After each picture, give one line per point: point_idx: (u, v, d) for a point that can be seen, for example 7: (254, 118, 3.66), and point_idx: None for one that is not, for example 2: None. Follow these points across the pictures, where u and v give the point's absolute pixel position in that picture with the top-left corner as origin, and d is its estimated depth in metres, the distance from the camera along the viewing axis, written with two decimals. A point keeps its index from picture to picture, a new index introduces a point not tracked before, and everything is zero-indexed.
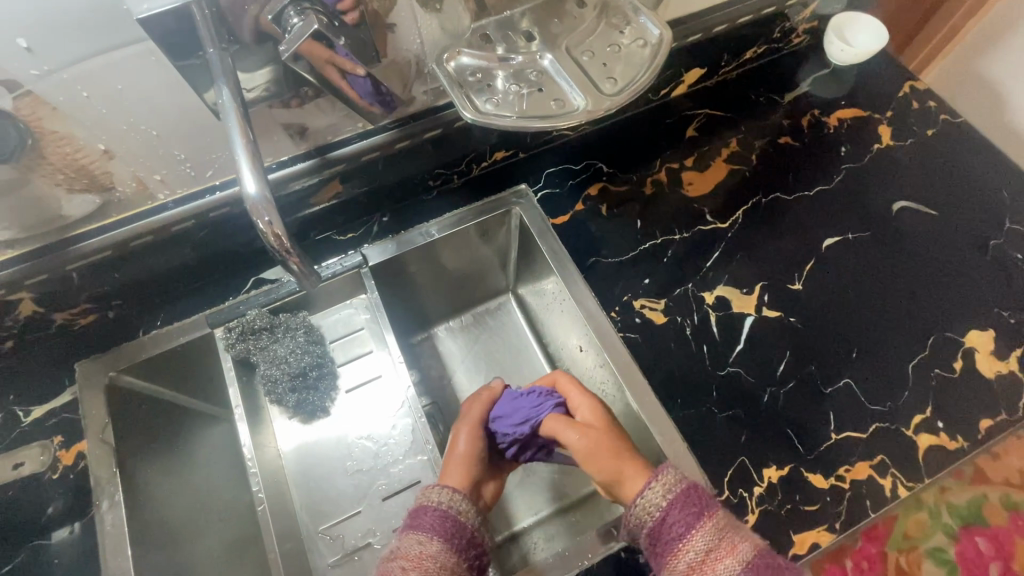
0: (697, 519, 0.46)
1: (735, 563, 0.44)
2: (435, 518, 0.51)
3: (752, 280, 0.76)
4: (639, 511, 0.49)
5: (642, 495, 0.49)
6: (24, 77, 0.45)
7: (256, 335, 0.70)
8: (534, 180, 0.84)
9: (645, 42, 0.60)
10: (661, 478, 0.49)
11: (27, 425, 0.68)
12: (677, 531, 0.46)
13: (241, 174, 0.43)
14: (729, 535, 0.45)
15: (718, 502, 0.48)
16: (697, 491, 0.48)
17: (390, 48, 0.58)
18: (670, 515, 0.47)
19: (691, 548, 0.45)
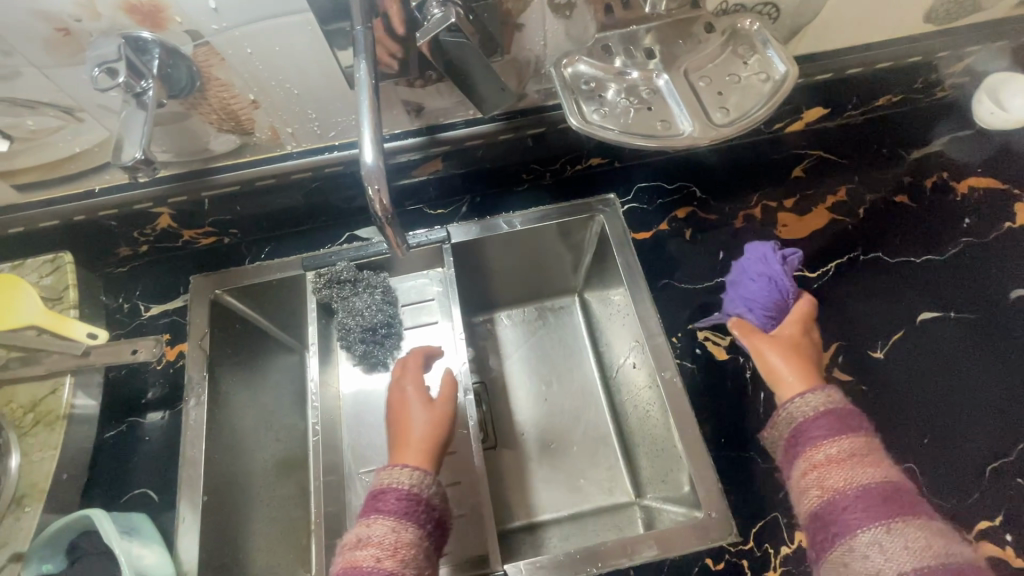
0: (850, 432, 0.50)
1: (874, 474, 0.48)
2: (396, 499, 0.55)
3: (828, 338, 0.73)
4: (796, 407, 0.53)
5: (800, 397, 0.54)
6: (206, 30, 0.52)
7: (341, 285, 0.77)
8: (623, 192, 0.85)
9: (768, 77, 0.59)
10: (824, 390, 0.53)
11: (146, 319, 0.79)
12: (824, 433, 0.50)
13: (362, 143, 0.48)
14: (877, 454, 0.49)
15: (871, 428, 0.52)
16: (860, 413, 0.52)
17: (515, 46, 0.61)
18: (820, 419, 0.51)
19: (835, 446, 0.49)
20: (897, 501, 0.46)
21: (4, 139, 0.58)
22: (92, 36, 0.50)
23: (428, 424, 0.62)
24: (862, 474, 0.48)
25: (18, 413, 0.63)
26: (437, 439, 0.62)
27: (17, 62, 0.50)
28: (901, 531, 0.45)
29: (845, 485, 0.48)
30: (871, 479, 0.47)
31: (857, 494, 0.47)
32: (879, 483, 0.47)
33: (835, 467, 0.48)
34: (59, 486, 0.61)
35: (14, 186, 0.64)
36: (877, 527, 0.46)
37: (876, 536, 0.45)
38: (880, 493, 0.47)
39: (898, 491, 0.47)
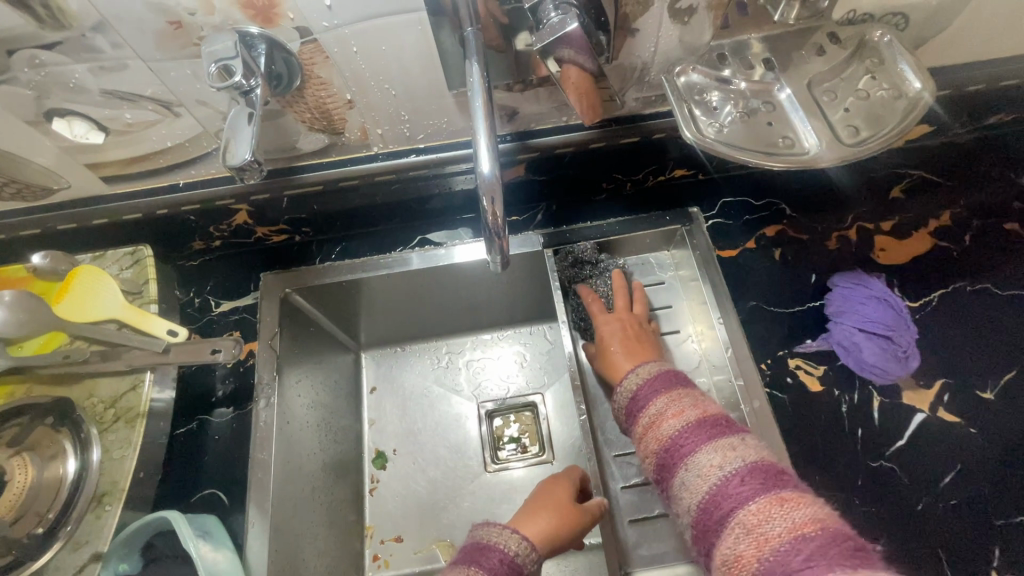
0: (659, 392, 0.56)
1: (679, 421, 0.52)
2: (499, 561, 0.53)
3: (932, 374, 0.68)
4: (622, 394, 0.59)
5: (624, 382, 0.60)
6: (316, 27, 0.50)
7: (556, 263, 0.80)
8: (707, 205, 0.81)
9: (900, 94, 0.55)
10: (640, 369, 0.60)
11: (216, 315, 0.78)
12: (642, 402, 0.56)
13: (479, 152, 0.46)
14: (690, 402, 0.54)
15: (688, 386, 0.57)
16: (671, 375, 0.57)
17: (624, 52, 0.58)
18: (641, 392, 0.57)
19: (649, 411, 0.54)
20: (701, 432, 0.50)
21: (100, 130, 0.57)
22: (203, 30, 0.48)
23: (550, 520, 0.60)
24: (670, 424, 0.52)
25: (98, 407, 0.62)
26: (556, 545, 0.59)
27: (125, 54, 0.49)
28: (702, 461, 0.48)
29: (660, 439, 0.52)
30: (676, 425, 0.52)
31: (670, 441, 0.51)
32: (684, 425, 0.51)
33: (653, 428, 0.53)
34: (137, 484, 0.60)
35: (101, 177, 0.64)
36: (686, 462, 0.49)
37: (686, 473, 0.48)
38: (686, 433, 0.50)
39: (702, 426, 0.51)
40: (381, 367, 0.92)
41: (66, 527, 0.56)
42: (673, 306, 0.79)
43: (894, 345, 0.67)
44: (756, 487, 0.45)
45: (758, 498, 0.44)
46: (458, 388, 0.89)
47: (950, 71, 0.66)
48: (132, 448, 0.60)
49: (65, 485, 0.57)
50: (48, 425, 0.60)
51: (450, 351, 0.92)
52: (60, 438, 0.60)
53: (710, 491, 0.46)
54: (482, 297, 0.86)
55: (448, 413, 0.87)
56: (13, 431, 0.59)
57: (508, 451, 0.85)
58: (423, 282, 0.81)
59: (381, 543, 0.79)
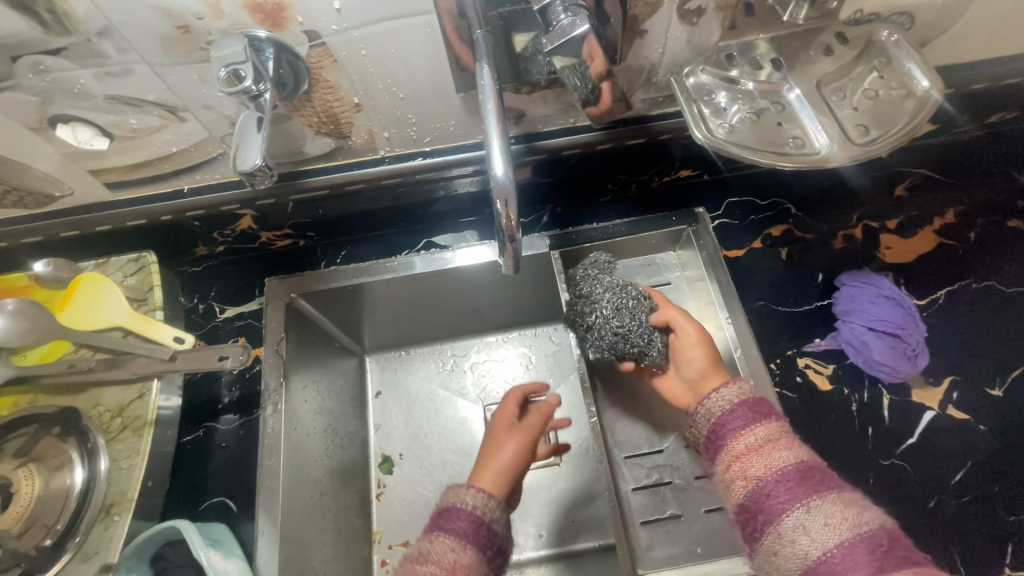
0: (760, 419, 0.53)
1: (791, 458, 0.50)
2: (463, 521, 0.54)
3: (940, 372, 0.68)
4: (709, 406, 0.56)
5: (715, 393, 0.57)
6: (325, 31, 0.49)
7: (612, 305, 0.68)
8: (713, 206, 0.81)
9: (908, 93, 0.55)
10: (737, 384, 0.56)
11: (221, 321, 0.77)
12: (737, 425, 0.53)
13: (491, 155, 0.46)
14: (791, 438, 0.52)
15: (778, 416, 0.55)
16: (768, 401, 0.55)
17: (632, 53, 0.57)
18: (735, 412, 0.54)
19: (750, 437, 0.52)
20: (816, 478, 0.48)
21: (105, 136, 0.56)
22: (211, 35, 0.48)
23: (512, 453, 0.63)
24: (779, 458, 0.50)
25: (105, 416, 0.61)
26: (517, 467, 0.63)
27: (131, 59, 0.49)
28: (819, 508, 0.46)
29: (764, 471, 0.49)
30: (788, 463, 0.49)
31: (778, 477, 0.49)
32: (795, 464, 0.49)
33: (755, 455, 0.50)
34: (145, 493, 0.59)
35: (105, 183, 0.63)
36: (797, 506, 0.47)
37: (800, 518, 0.46)
38: (799, 474, 0.48)
39: (815, 471, 0.49)
40: (387, 371, 0.91)
41: (74, 538, 0.55)
42: (679, 305, 0.79)
43: (902, 343, 0.67)
44: (895, 557, 0.43)
45: (899, 568, 0.42)
46: (464, 391, 0.88)
47: (955, 70, 0.66)
48: (141, 457, 0.59)
49: (72, 495, 0.56)
50: (55, 434, 0.59)
51: (455, 355, 0.91)
52: (66, 448, 0.59)
53: (836, 546, 0.44)
54: (488, 299, 0.86)
55: (454, 417, 0.86)
56: (20, 441, 0.58)
57: None
58: (428, 285, 0.81)
59: (389, 548, 0.79)
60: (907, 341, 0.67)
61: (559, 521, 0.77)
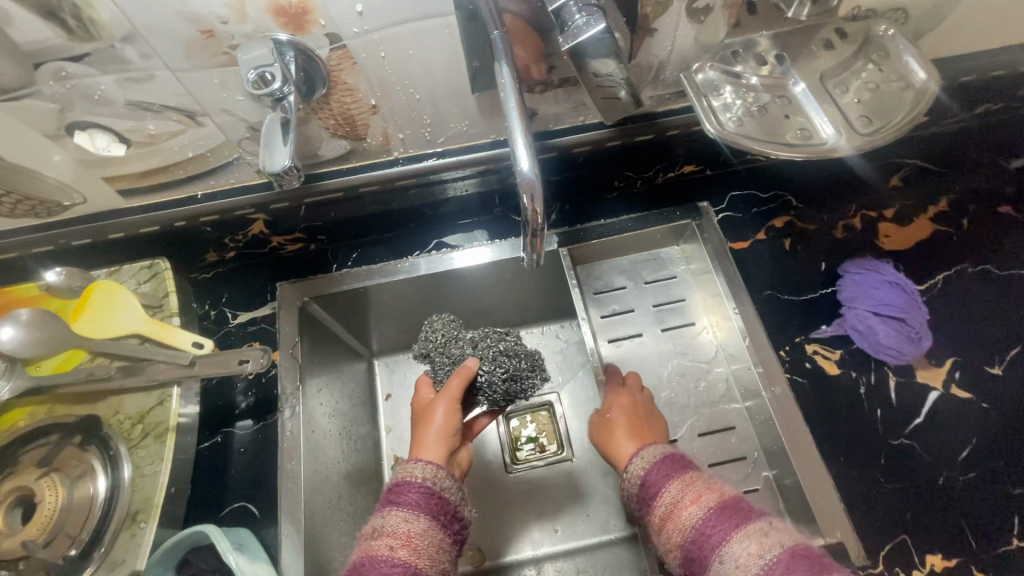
0: (668, 478, 0.54)
1: (699, 508, 0.50)
2: (414, 493, 0.55)
3: (942, 353, 0.71)
4: (627, 480, 0.57)
5: (629, 468, 0.58)
6: (346, 33, 0.50)
7: (491, 358, 0.69)
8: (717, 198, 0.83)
9: (907, 84, 0.57)
10: (645, 451, 0.58)
11: (233, 327, 0.77)
12: (652, 490, 0.54)
13: (516, 151, 0.47)
14: (700, 486, 0.53)
15: (693, 467, 0.56)
16: (677, 456, 0.56)
17: (642, 51, 0.59)
18: (648, 478, 0.55)
19: (662, 501, 0.52)
20: (725, 521, 0.48)
21: (122, 143, 0.56)
22: (234, 39, 0.48)
23: (443, 416, 0.64)
24: (689, 513, 0.50)
25: (125, 424, 0.61)
26: (455, 424, 0.64)
27: (154, 64, 0.49)
28: (734, 553, 0.46)
29: (682, 532, 0.50)
30: (697, 515, 0.50)
31: (692, 533, 0.49)
32: (703, 514, 0.50)
33: (671, 519, 0.51)
34: (169, 500, 0.59)
35: (119, 190, 0.63)
36: (715, 557, 0.47)
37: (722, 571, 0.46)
38: (707, 523, 0.49)
39: (725, 512, 0.49)
40: (396, 373, 0.91)
41: (99, 548, 0.55)
42: (685, 300, 0.81)
43: (907, 326, 0.69)
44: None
45: None
46: None
47: (946, 63, 0.69)
48: (164, 463, 0.59)
49: (96, 504, 0.56)
50: (76, 444, 0.59)
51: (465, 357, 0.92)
52: (87, 456, 0.58)
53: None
54: (498, 298, 0.87)
55: None
56: (42, 451, 0.58)
57: (527, 451, 0.85)
58: (439, 285, 0.81)
59: None
60: (911, 324, 0.69)
61: (571, 514, 0.80)
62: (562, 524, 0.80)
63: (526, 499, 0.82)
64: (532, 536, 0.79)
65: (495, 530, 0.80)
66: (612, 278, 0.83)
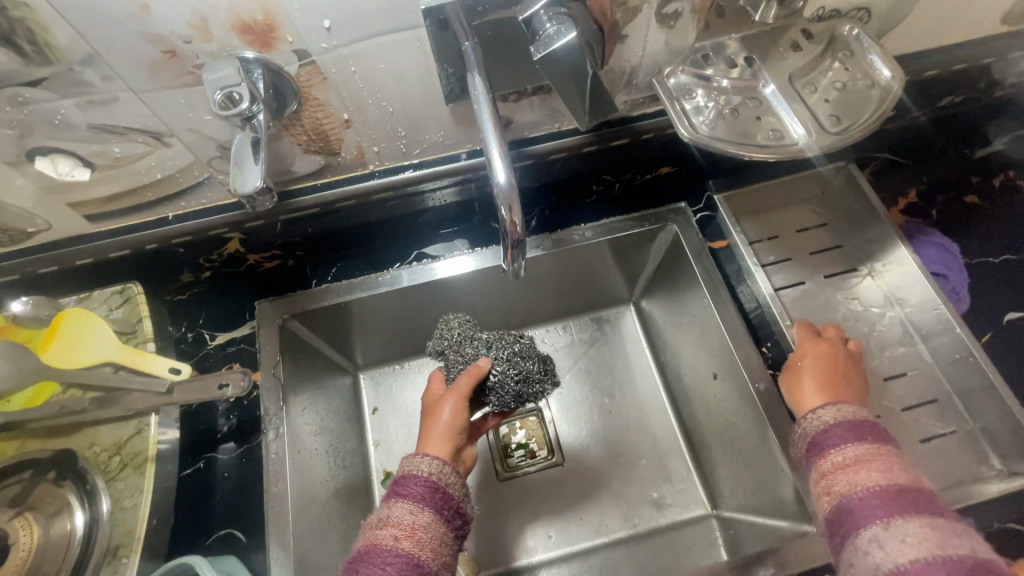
0: (863, 440, 0.51)
1: (880, 477, 0.47)
2: (418, 486, 0.55)
3: (918, 343, 0.72)
4: (807, 422, 0.55)
5: (813, 412, 0.56)
6: (314, 49, 0.49)
7: (506, 358, 0.68)
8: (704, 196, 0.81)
9: (873, 84, 0.58)
10: (841, 406, 0.54)
11: (211, 348, 0.75)
12: (833, 441, 0.52)
13: (492, 163, 0.47)
14: (889, 462, 0.49)
15: (892, 443, 0.51)
16: (874, 423, 0.52)
17: (614, 57, 0.59)
18: (833, 429, 0.53)
19: (841, 454, 0.50)
20: (906, 501, 0.45)
21: (87, 167, 0.55)
22: (199, 58, 0.47)
23: (449, 412, 0.62)
24: (866, 477, 0.48)
25: (102, 456, 0.60)
26: (465, 422, 0.63)
27: (116, 86, 0.48)
28: (901, 530, 0.44)
29: (849, 488, 0.48)
30: (874, 481, 0.47)
31: (862, 493, 0.47)
32: (886, 484, 0.47)
33: (841, 472, 0.49)
34: (151, 532, 0.58)
35: (85, 215, 0.61)
36: (877, 521, 0.45)
37: (877, 533, 0.45)
38: (886, 493, 0.46)
39: (907, 494, 0.46)
40: (382, 386, 0.90)
41: None
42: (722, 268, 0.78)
43: (950, 284, 0.76)
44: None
45: None
46: None
47: (908, 60, 0.70)
48: (144, 495, 0.58)
49: (75, 541, 0.55)
50: (50, 480, 0.57)
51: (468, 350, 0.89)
52: (62, 492, 0.56)
53: (914, 561, 0.42)
54: (481, 306, 0.86)
55: None
56: (14, 490, 0.56)
57: (517, 458, 0.84)
58: (422, 296, 0.80)
59: None
60: (951, 284, 0.76)
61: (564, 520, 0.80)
62: (555, 528, 0.79)
63: (520, 506, 0.81)
64: (525, 544, 0.78)
65: (487, 539, 0.79)
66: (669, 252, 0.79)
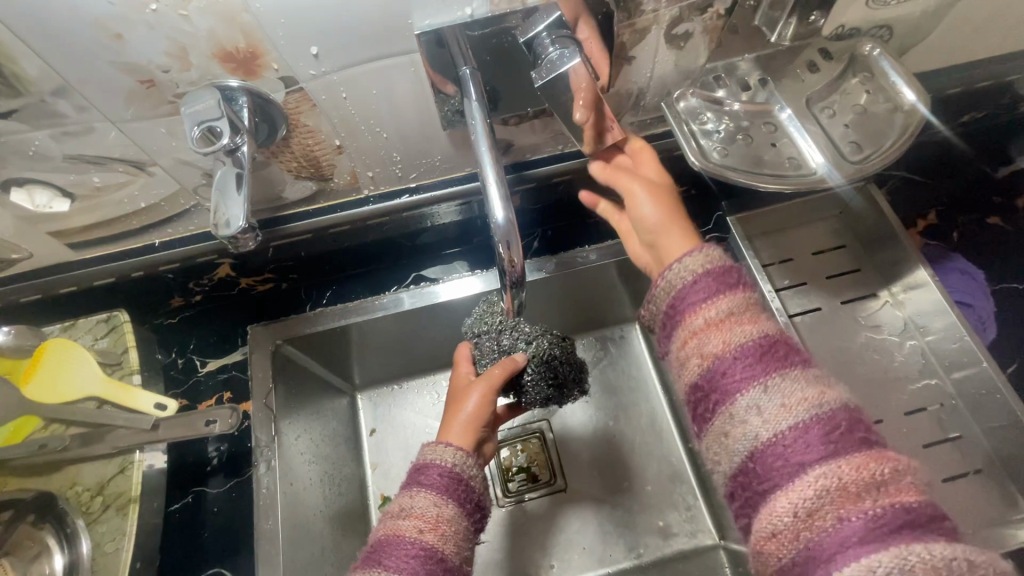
0: (723, 293, 0.47)
1: (751, 331, 0.45)
2: (439, 476, 0.53)
3: (941, 374, 0.69)
4: (670, 278, 0.50)
5: (678, 263, 0.50)
6: (302, 76, 0.46)
7: (543, 354, 0.63)
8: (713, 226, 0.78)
9: (895, 109, 0.55)
10: (705, 251, 0.50)
11: (203, 375, 0.72)
12: (694, 300, 0.48)
13: (489, 198, 0.44)
14: (755, 312, 0.47)
15: (748, 284, 0.49)
16: (738, 268, 0.49)
17: (621, 79, 0.56)
18: (699, 282, 0.48)
19: (712, 309, 0.47)
20: (773, 355, 0.44)
21: (66, 197, 0.52)
22: (179, 87, 0.45)
23: (475, 404, 0.59)
24: (739, 334, 0.45)
25: (84, 496, 0.59)
26: (490, 414, 0.60)
27: (92, 117, 0.45)
28: (778, 387, 0.42)
29: (722, 348, 0.45)
30: (747, 337, 0.45)
31: (736, 353, 0.44)
32: (756, 342, 0.45)
33: (714, 330, 0.46)
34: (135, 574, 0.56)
35: (67, 244, 0.58)
36: (753, 384, 0.43)
37: (755, 398, 0.42)
38: (758, 355, 0.44)
39: (775, 349, 0.44)
40: (382, 407, 0.85)
41: None
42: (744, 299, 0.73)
43: (975, 314, 0.72)
44: (852, 442, 0.39)
45: (855, 454, 0.39)
46: None
47: (935, 75, 0.66)
48: (127, 539, 0.57)
49: None
50: (29, 522, 0.56)
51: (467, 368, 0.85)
52: (42, 535, 0.55)
53: (790, 427, 0.41)
54: None
55: None
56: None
57: (518, 483, 0.81)
58: (421, 320, 0.77)
59: None
60: (979, 313, 0.72)
61: (563, 549, 0.77)
62: (557, 557, 0.77)
63: (522, 534, 0.78)
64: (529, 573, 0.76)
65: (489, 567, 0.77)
66: None
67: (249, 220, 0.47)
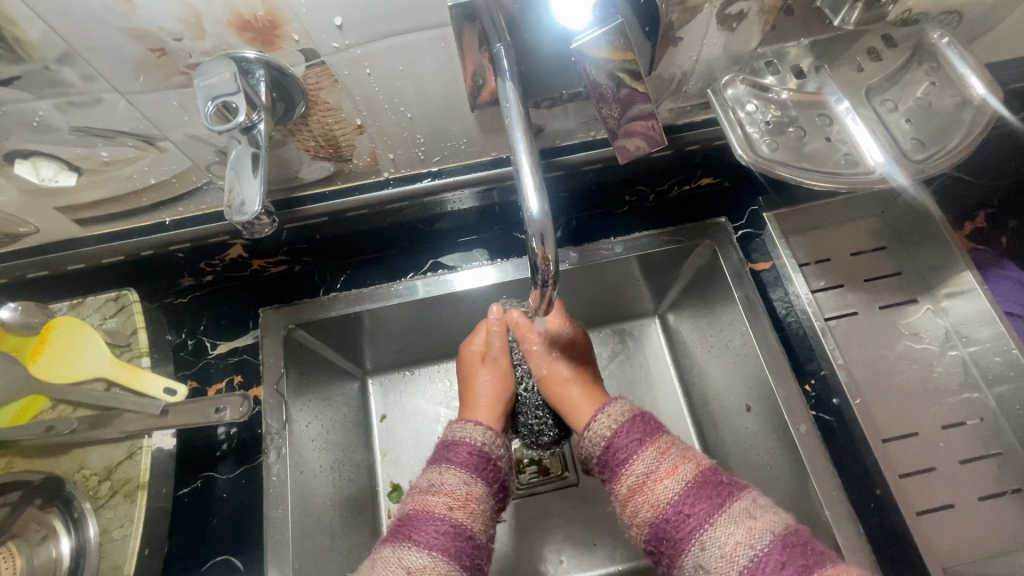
0: (640, 444, 0.52)
1: (674, 481, 0.49)
2: (467, 453, 0.54)
3: (984, 388, 0.65)
4: (592, 440, 0.56)
5: (593, 427, 0.56)
6: (324, 49, 0.43)
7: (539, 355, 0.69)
8: (743, 226, 0.75)
9: (962, 103, 0.51)
10: (611, 410, 0.56)
11: (213, 357, 0.70)
12: (621, 455, 0.52)
13: (523, 189, 0.41)
14: (672, 456, 0.51)
15: (665, 429, 0.54)
16: (646, 418, 0.54)
17: (664, 62, 0.52)
18: (615, 441, 0.53)
19: (634, 468, 0.51)
20: (701, 500, 0.47)
21: (71, 171, 0.50)
22: (192, 57, 0.41)
23: (493, 378, 0.67)
24: (662, 487, 0.49)
25: (91, 480, 0.58)
26: (505, 389, 0.67)
27: (99, 87, 0.42)
28: (714, 535, 0.45)
29: (654, 507, 0.48)
30: (671, 488, 0.48)
31: (667, 510, 0.48)
32: (679, 489, 0.48)
33: (641, 489, 0.50)
34: (142, 562, 0.56)
35: (74, 220, 0.56)
36: (693, 538, 0.45)
37: (699, 554, 0.45)
38: (685, 500, 0.47)
39: (700, 489, 0.48)
40: (393, 393, 0.81)
41: None
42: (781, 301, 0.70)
43: None
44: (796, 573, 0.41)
45: None
46: None
47: (1012, 65, 0.60)
48: (134, 526, 0.56)
49: (62, 564, 0.54)
50: (37, 505, 0.56)
51: None
52: (49, 518, 0.56)
53: (742, 567, 0.43)
54: None
55: None
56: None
57: (529, 475, 0.76)
58: (438, 309, 0.74)
59: None
60: None
61: (577, 548, 0.72)
62: (567, 552, 0.72)
63: (534, 529, 0.73)
64: (536, 568, 0.71)
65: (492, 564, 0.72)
66: (723, 282, 0.71)
67: (264, 203, 0.45)
